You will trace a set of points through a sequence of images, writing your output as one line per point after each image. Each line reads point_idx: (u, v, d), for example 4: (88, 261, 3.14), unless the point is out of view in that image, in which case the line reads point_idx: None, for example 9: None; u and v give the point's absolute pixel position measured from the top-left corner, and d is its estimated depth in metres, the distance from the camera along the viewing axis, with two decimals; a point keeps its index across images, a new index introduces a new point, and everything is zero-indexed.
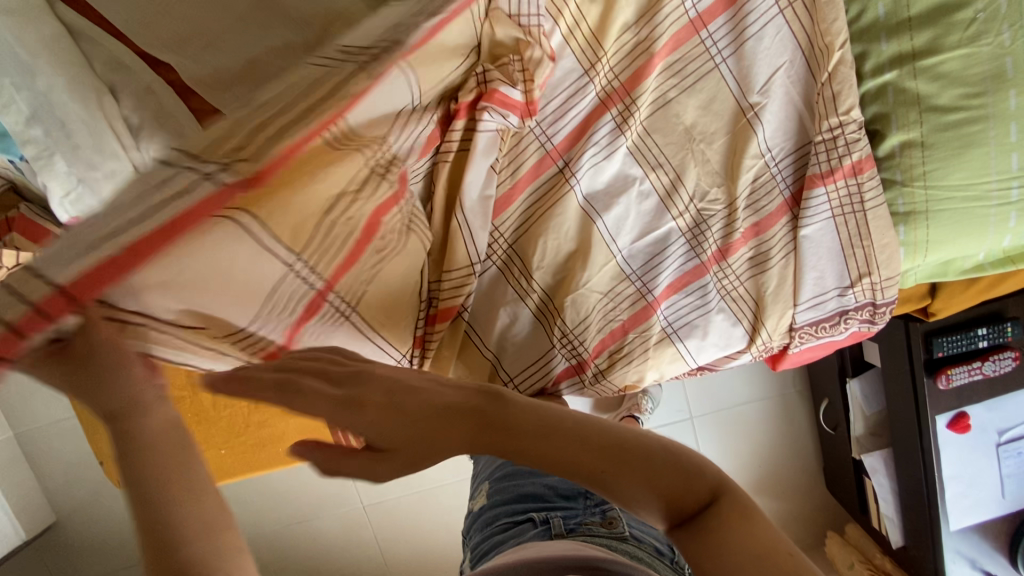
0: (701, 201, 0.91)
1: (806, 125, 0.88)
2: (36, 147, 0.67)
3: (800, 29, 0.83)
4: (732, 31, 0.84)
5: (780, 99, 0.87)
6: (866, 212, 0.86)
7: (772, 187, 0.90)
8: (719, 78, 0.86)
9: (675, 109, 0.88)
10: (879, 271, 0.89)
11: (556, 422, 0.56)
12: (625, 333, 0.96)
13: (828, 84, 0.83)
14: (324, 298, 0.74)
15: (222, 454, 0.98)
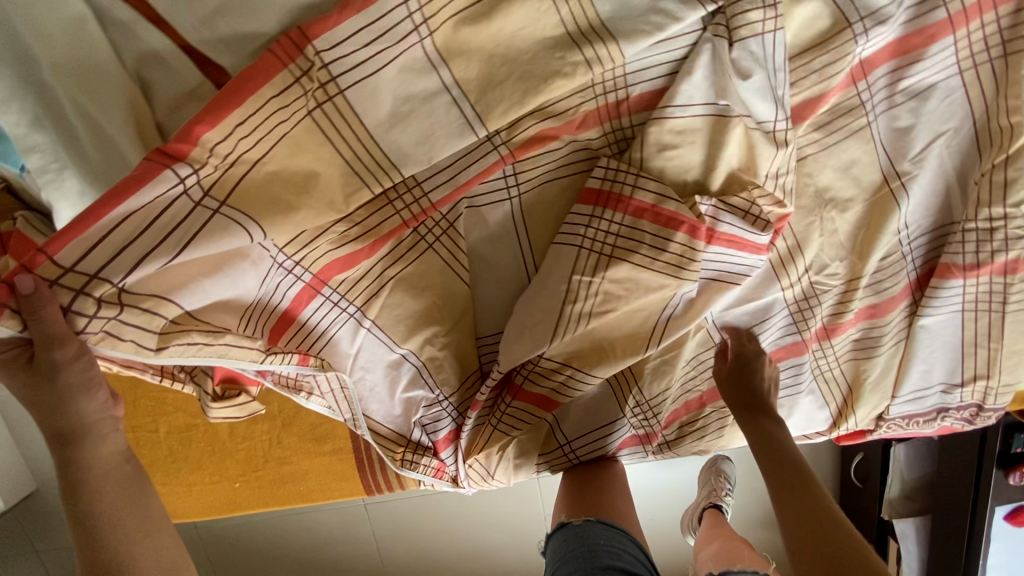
0: (818, 273, 0.78)
1: (953, 207, 0.75)
2: (41, 157, 0.51)
3: (982, 96, 0.69)
4: (898, 87, 0.69)
5: (935, 170, 0.73)
6: (1005, 314, 0.76)
7: (902, 273, 0.78)
8: (869, 139, 0.72)
9: (810, 168, 0.73)
10: (999, 375, 0.80)
11: (794, 484, 0.76)
12: (702, 405, 0.87)
13: (1005, 166, 0.70)
14: (317, 289, 0.67)
15: (236, 488, 0.87)
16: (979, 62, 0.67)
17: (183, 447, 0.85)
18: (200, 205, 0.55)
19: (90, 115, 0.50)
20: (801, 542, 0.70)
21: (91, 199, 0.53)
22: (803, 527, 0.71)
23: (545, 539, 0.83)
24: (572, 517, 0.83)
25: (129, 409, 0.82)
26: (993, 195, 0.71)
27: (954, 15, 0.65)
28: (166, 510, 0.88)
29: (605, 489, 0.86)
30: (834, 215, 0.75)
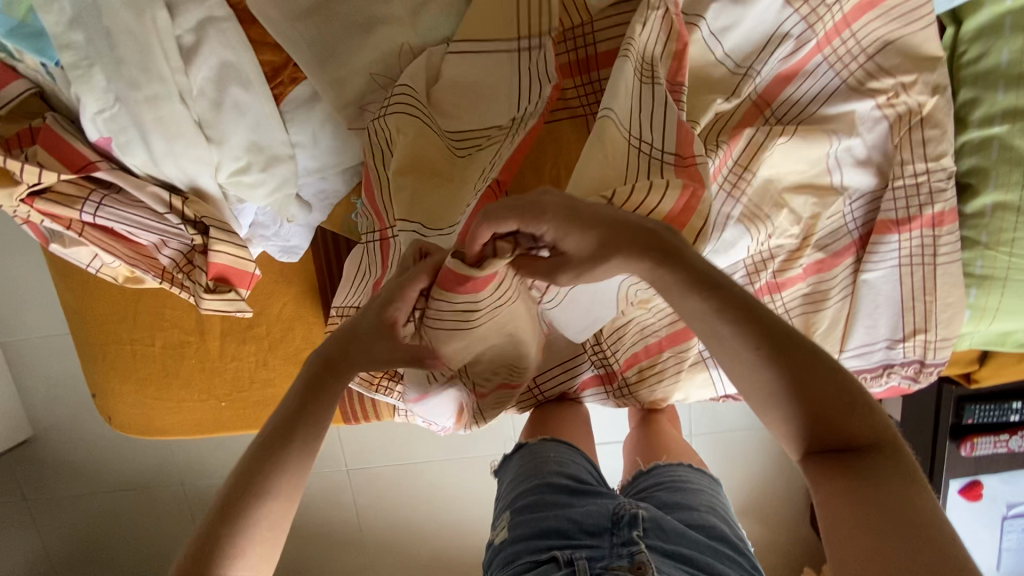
0: (778, 237, 0.80)
1: (884, 169, 0.81)
2: (75, 53, 0.60)
3: (886, 85, 0.77)
4: (801, 98, 0.78)
5: (859, 149, 0.80)
6: (937, 266, 0.82)
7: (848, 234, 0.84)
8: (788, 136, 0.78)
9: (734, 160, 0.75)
10: (936, 329, 0.85)
11: (772, 340, 0.52)
12: (660, 350, 0.91)
13: (923, 126, 0.79)
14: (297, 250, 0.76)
15: (222, 406, 0.93)
16: (862, 66, 0.78)
17: (175, 364, 0.91)
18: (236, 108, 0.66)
19: (122, 19, 0.59)
20: (838, 461, 0.51)
21: (111, 93, 0.61)
22: (833, 440, 0.52)
23: (505, 455, 0.87)
24: (531, 438, 0.87)
25: (129, 323, 0.89)
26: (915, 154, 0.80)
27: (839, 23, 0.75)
28: (156, 426, 0.94)
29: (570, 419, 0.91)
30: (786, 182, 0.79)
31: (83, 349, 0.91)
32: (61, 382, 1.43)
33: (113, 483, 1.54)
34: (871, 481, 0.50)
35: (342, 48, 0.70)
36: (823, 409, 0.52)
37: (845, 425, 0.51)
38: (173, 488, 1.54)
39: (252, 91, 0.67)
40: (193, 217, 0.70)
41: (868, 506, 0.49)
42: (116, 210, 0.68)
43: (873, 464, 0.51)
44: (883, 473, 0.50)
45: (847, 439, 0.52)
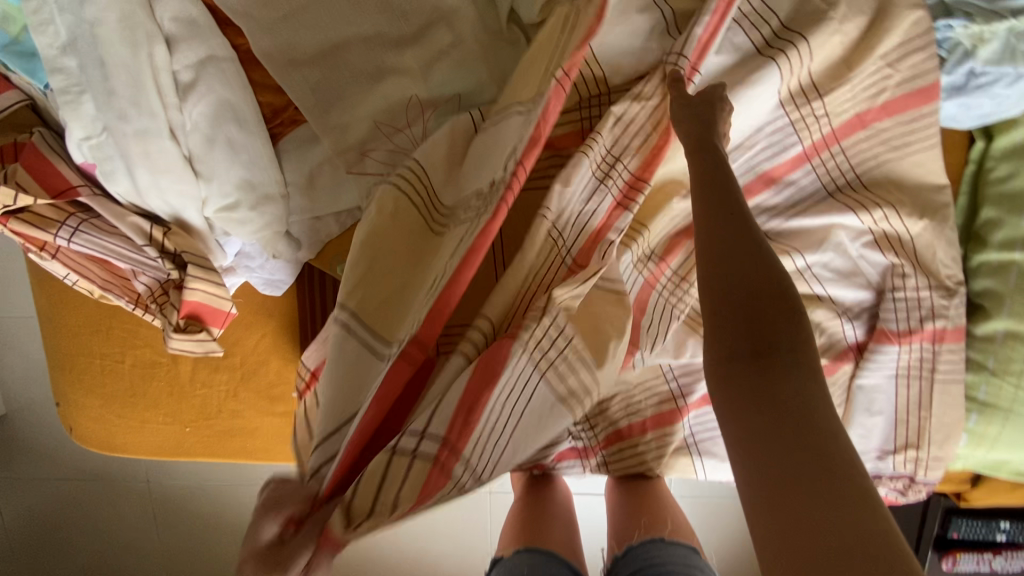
0: None
1: (886, 277, 0.78)
2: (65, 78, 0.57)
3: (875, 201, 0.75)
4: (781, 204, 0.78)
5: (852, 260, 0.78)
6: (935, 383, 0.79)
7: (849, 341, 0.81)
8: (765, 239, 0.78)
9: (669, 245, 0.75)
10: (929, 447, 0.81)
11: (717, 207, 0.50)
12: (643, 432, 0.88)
13: (937, 241, 0.76)
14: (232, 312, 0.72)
15: (186, 432, 0.90)
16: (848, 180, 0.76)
17: (143, 384, 0.88)
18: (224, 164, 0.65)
19: (118, 50, 0.57)
20: (749, 365, 0.46)
21: (99, 122, 0.59)
22: (749, 342, 0.46)
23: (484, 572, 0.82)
24: (506, 547, 0.82)
25: (101, 338, 0.86)
26: (918, 268, 0.77)
27: (838, 134, 0.73)
28: (117, 443, 0.91)
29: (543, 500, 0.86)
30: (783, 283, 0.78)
31: (50, 356, 0.88)
32: (38, 366, 1.40)
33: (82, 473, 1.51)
34: (778, 392, 0.45)
35: (346, 96, 0.68)
36: (755, 296, 0.47)
37: (763, 330, 0.46)
38: (141, 486, 1.51)
39: (248, 131, 0.64)
40: (172, 250, 0.68)
41: (767, 419, 0.44)
42: (91, 237, 0.65)
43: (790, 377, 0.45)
44: (785, 381, 0.45)
45: (766, 343, 0.46)
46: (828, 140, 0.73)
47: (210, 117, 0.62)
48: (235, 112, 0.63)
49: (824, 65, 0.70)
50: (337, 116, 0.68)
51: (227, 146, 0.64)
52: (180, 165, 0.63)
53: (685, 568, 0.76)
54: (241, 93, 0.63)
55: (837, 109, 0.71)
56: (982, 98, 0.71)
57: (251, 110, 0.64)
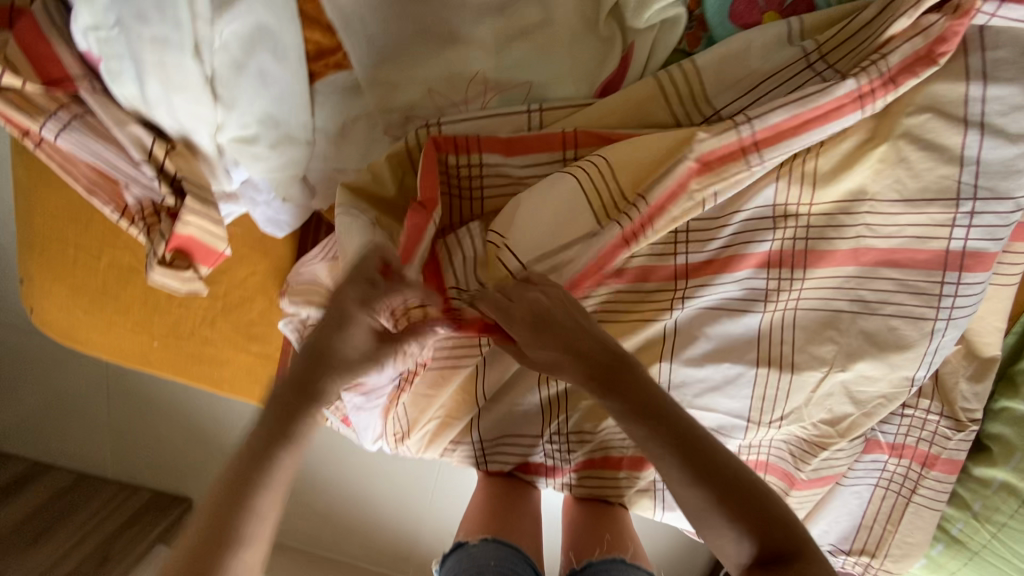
0: (780, 432, 0.76)
1: None
2: None
3: (904, 298, 0.67)
4: (843, 288, 0.68)
5: (869, 372, 0.70)
6: (910, 502, 0.78)
7: (851, 425, 0.74)
8: (806, 315, 0.70)
9: (752, 237, 0.67)
10: (885, 560, 0.81)
11: (639, 385, 0.54)
12: (618, 466, 0.86)
13: (966, 375, 0.73)
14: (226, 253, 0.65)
15: (154, 346, 0.85)
16: (870, 270, 0.67)
17: (118, 286, 0.83)
18: (247, 97, 0.57)
19: None
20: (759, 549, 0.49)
21: (114, 14, 0.52)
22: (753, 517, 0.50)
23: (443, 555, 0.84)
24: (472, 535, 0.84)
25: (81, 228, 0.80)
26: (938, 393, 0.74)
27: (886, 222, 0.64)
28: (77, 337, 0.86)
29: (512, 504, 0.88)
30: (790, 367, 0.71)
31: (22, 230, 0.82)
32: None
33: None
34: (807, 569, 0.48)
35: (403, 53, 0.60)
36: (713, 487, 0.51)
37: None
38: (38, 398, 1.26)
39: (285, 65, 0.57)
40: (172, 172, 0.60)
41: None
42: (82, 135, 0.57)
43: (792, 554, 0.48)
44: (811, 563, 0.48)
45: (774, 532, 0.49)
46: (866, 231, 0.65)
47: (243, 42, 0.55)
48: (276, 45, 0.56)
49: (922, 164, 0.62)
50: (385, 73, 0.60)
51: (254, 79, 0.56)
52: (195, 88, 0.55)
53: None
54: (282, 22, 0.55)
55: (923, 214, 0.64)
56: None
57: (287, 43, 0.56)
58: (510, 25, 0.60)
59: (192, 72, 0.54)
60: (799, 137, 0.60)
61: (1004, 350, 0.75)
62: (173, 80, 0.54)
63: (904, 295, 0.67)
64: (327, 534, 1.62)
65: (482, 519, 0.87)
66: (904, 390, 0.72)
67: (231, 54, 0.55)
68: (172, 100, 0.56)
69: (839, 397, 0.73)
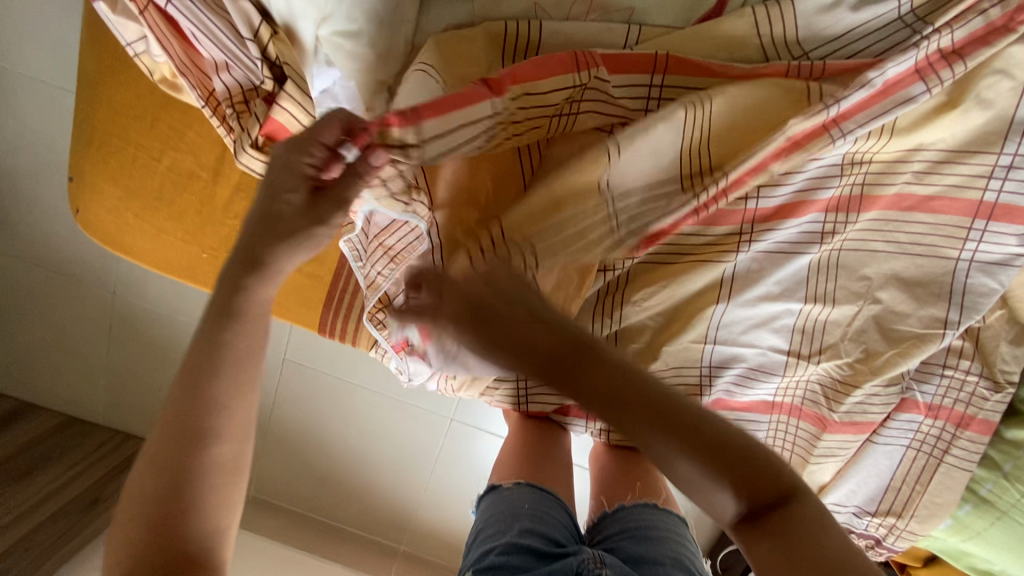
0: (821, 379, 0.80)
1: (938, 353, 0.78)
2: None
3: (936, 241, 0.71)
4: (900, 237, 0.72)
5: (897, 307, 0.74)
6: (941, 463, 0.81)
7: (886, 363, 0.76)
8: (861, 263, 0.74)
9: (819, 187, 0.70)
10: (909, 519, 0.84)
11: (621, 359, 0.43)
12: None
13: (1006, 339, 0.76)
14: None
15: (201, 258, 0.83)
16: (906, 214, 0.71)
17: (173, 192, 0.80)
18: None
19: None
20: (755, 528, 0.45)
21: None
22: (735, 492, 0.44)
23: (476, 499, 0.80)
24: (506, 480, 0.80)
25: (143, 126, 0.78)
26: (977, 355, 0.77)
27: (935, 171, 0.68)
28: (119, 242, 0.82)
29: (548, 443, 0.87)
30: (830, 303, 0.76)
31: (78, 123, 0.79)
32: None
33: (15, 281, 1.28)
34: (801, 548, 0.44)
35: None
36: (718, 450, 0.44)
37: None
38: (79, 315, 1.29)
39: None
40: (275, 58, 0.60)
41: (788, 564, 0.44)
42: (198, 6, 0.58)
43: (785, 527, 0.44)
44: (805, 536, 0.44)
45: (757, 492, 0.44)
46: (912, 178, 0.69)
47: None
48: None
49: (985, 126, 0.65)
50: None
51: None
52: None
53: (676, 543, 0.74)
54: None
55: (983, 172, 0.67)
56: None
57: None
58: None
59: None
60: (884, 104, 0.63)
61: None
62: None
63: (934, 238, 0.71)
64: (325, 496, 1.59)
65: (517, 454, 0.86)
66: (935, 333, 0.74)
67: None
68: None
69: (874, 335, 0.76)
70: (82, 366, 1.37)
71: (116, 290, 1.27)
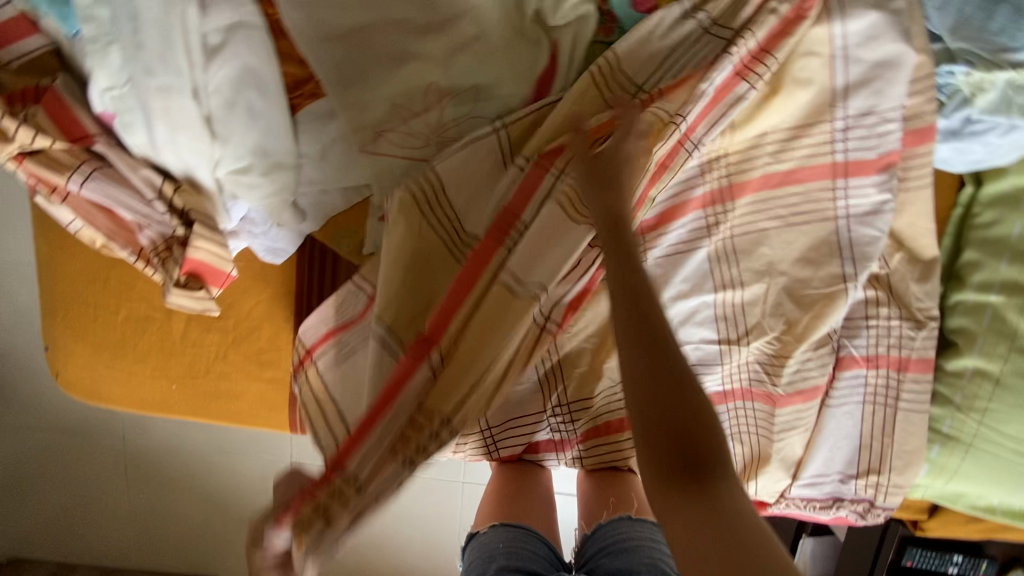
0: (757, 359, 0.82)
1: (858, 306, 0.81)
2: (97, 27, 0.59)
3: (812, 206, 0.76)
4: (777, 209, 0.77)
5: (801, 275, 0.78)
6: (898, 410, 0.82)
7: (806, 328, 0.79)
8: (756, 244, 0.78)
9: (689, 190, 0.76)
10: (890, 473, 0.85)
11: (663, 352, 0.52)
12: (621, 429, 0.90)
13: (913, 278, 0.79)
14: (231, 275, 0.74)
15: (172, 389, 0.91)
16: (777, 191, 0.76)
17: (134, 337, 0.89)
18: (240, 129, 0.67)
19: (152, 5, 0.59)
20: (681, 477, 0.48)
21: (125, 74, 0.61)
22: (677, 450, 0.49)
23: (460, 550, 0.85)
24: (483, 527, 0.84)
25: (97, 286, 0.87)
26: (893, 300, 0.81)
27: (788, 147, 0.74)
28: (99, 393, 0.92)
29: (525, 484, 0.90)
30: (741, 287, 0.79)
31: (44, 297, 0.89)
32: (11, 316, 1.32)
33: (31, 450, 1.37)
34: (716, 507, 0.48)
35: (369, 78, 0.70)
36: (679, 423, 0.50)
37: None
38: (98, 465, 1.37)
39: (269, 98, 0.67)
40: (181, 207, 0.70)
41: (699, 520, 0.47)
42: (103, 184, 0.67)
43: (716, 493, 0.48)
44: (724, 497, 0.48)
45: (696, 455, 0.49)
46: (770, 159, 0.75)
47: (230, 86, 0.64)
48: (260, 85, 0.65)
49: (812, 101, 0.72)
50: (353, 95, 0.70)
51: (245, 113, 0.66)
52: (195, 127, 0.65)
53: (652, 549, 0.78)
54: (258, 62, 0.64)
55: (826, 139, 0.73)
56: (975, 145, 0.70)
57: (257, 78, 0.65)
58: (451, 40, 0.71)
59: (189, 113, 0.64)
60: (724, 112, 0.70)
61: (947, 252, 0.81)
62: (177, 125, 0.64)
63: (811, 207, 0.76)
64: None
65: (497, 502, 0.88)
66: (839, 290, 0.77)
67: (220, 96, 0.64)
68: (175, 144, 0.66)
69: (789, 305, 0.79)
70: (103, 516, 1.42)
71: (120, 434, 1.35)
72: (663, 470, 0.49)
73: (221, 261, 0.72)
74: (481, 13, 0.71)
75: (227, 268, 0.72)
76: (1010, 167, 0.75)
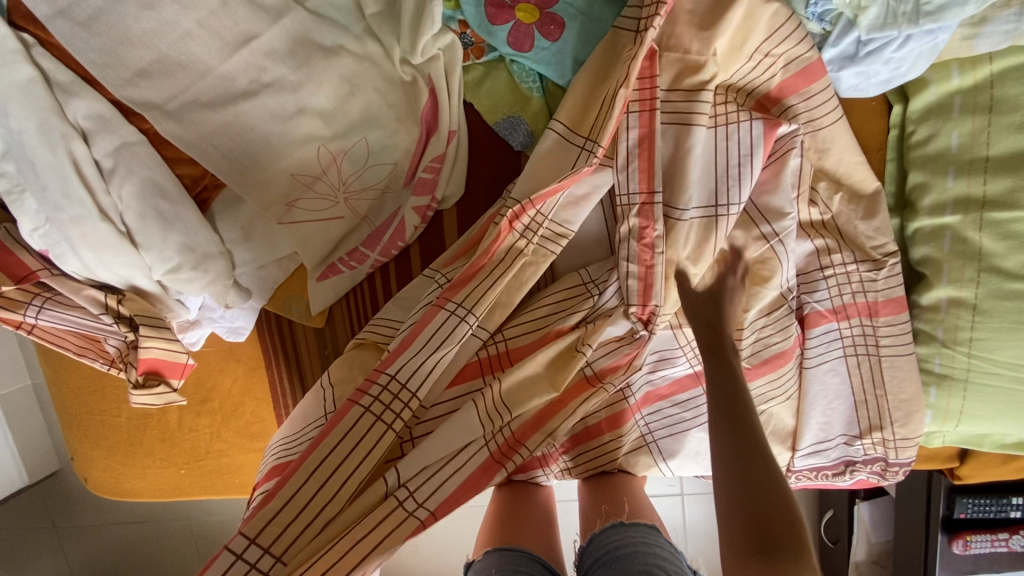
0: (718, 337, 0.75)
1: (811, 258, 0.75)
2: (8, 181, 0.67)
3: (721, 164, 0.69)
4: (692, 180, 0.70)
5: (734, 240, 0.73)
6: (882, 359, 0.75)
7: (751, 299, 0.74)
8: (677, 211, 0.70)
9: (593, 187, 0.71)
10: (893, 427, 0.77)
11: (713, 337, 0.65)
12: (601, 433, 0.85)
13: (859, 216, 0.73)
14: (190, 364, 0.80)
15: (181, 473, 0.98)
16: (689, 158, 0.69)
17: (139, 433, 0.97)
18: (154, 235, 0.73)
19: (46, 150, 0.66)
20: (758, 562, 0.51)
21: (42, 214, 0.68)
22: (757, 541, 0.52)
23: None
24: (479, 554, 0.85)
25: (98, 394, 0.96)
26: (847, 244, 0.74)
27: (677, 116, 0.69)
28: (121, 489, 1.00)
29: (521, 503, 0.89)
30: None
31: (59, 412, 0.99)
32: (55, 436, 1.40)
33: (110, 546, 1.51)
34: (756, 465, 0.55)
35: (258, 159, 0.73)
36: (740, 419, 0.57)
37: (773, 549, 0.51)
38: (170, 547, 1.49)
39: (172, 201, 0.73)
40: (127, 315, 0.76)
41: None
42: (56, 311, 0.74)
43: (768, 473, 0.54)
44: (797, 571, 0.50)
45: (772, 544, 0.51)
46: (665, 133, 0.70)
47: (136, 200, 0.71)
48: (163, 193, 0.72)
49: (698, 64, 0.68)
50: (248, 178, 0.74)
51: (156, 219, 0.72)
52: (114, 243, 0.72)
53: (645, 553, 0.74)
54: (155, 171, 0.71)
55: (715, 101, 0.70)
56: (876, 64, 0.66)
57: (157, 186, 0.71)
58: (322, 103, 0.73)
59: (105, 232, 0.70)
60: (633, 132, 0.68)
61: (891, 179, 0.74)
62: (99, 247, 0.71)
63: (717, 173, 0.69)
64: None
65: (493, 532, 0.87)
66: (766, 252, 0.72)
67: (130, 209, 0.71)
68: (103, 263, 0.73)
69: None
70: None
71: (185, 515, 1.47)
72: (744, 551, 0.52)
73: (178, 355, 0.79)
74: (344, 71, 0.72)
75: (185, 360, 0.78)
76: (930, 77, 0.68)
